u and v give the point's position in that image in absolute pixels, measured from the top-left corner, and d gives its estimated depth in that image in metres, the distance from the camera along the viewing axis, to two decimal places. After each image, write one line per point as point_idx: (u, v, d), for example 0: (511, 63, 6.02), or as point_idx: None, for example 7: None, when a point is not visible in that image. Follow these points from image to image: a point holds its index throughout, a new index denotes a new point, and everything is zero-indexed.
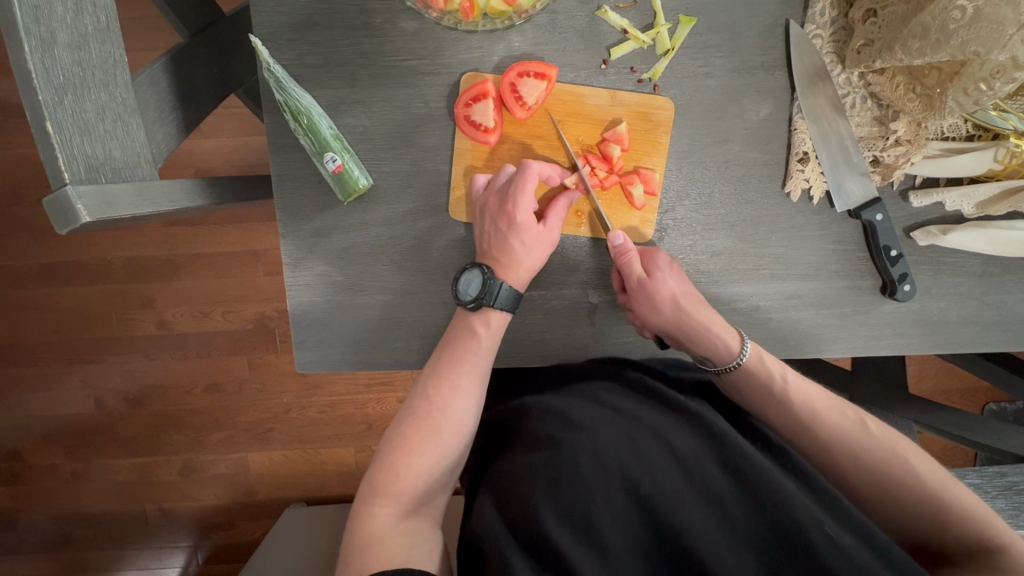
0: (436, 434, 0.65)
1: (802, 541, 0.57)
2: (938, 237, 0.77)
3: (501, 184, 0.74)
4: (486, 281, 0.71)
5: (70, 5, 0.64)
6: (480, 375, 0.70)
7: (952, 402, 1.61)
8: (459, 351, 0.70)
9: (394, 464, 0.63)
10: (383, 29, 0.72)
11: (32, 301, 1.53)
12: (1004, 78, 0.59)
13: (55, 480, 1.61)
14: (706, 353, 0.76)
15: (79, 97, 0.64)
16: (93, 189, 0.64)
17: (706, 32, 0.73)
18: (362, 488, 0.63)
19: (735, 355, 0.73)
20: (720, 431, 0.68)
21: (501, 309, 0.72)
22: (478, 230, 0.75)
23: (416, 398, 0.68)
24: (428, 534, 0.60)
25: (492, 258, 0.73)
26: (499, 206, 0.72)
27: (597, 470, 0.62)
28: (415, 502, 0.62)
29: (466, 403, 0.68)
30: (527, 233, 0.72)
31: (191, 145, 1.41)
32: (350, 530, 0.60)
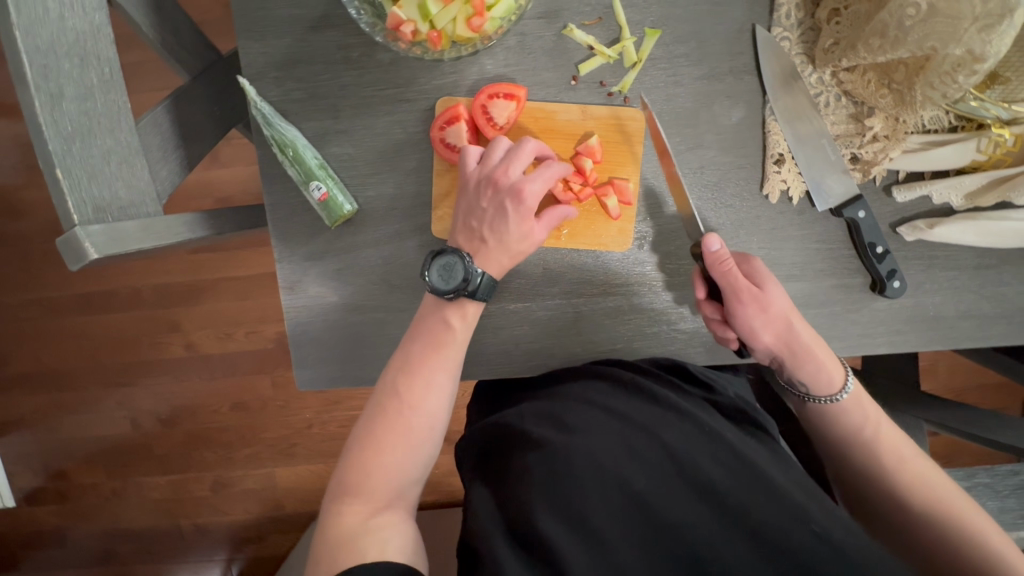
0: (406, 432, 0.66)
1: (793, 539, 0.56)
2: (924, 231, 0.75)
3: (496, 158, 0.72)
4: (467, 268, 0.70)
5: (75, 61, 0.69)
6: (448, 367, 0.70)
7: (989, 397, 1.54)
8: (430, 343, 0.70)
9: (362, 464, 0.64)
10: (361, 61, 0.76)
11: (70, 330, 1.64)
12: (965, 71, 0.58)
13: (96, 498, 1.70)
14: (807, 377, 0.73)
15: (86, 144, 0.70)
16: (102, 228, 0.69)
17: (673, 42, 0.75)
18: (330, 488, 0.64)
19: (836, 392, 0.71)
20: (712, 429, 0.69)
21: (477, 299, 0.71)
22: (465, 207, 0.72)
23: (382, 395, 0.68)
24: (399, 528, 0.62)
25: (476, 241, 0.72)
26: (504, 184, 0.70)
27: (590, 468, 0.63)
28: (386, 499, 0.63)
29: (435, 397, 0.68)
30: (525, 222, 0.71)
31: (211, 176, 1.49)
32: (320, 531, 0.62)
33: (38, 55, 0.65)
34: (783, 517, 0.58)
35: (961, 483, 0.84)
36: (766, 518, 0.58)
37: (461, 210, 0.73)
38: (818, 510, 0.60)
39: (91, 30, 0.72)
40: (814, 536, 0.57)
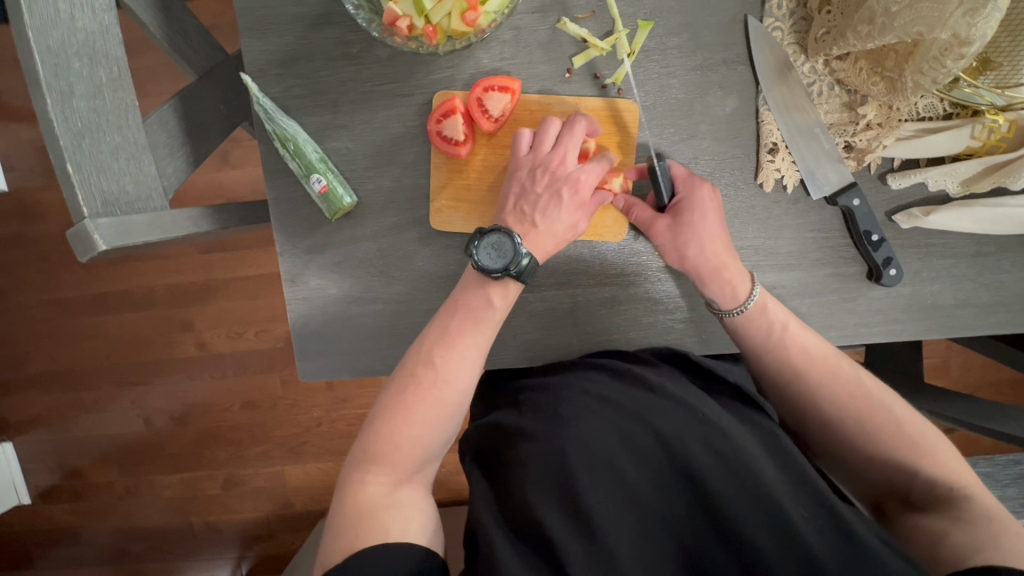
0: (438, 404, 0.66)
1: (786, 524, 0.57)
2: (920, 219, 0.76)
3: (550, 144, 0.74)
4: (517, 249, 0.70)
5: (85, 60, 0.72)
6: (482, 344, 0.71)
7: (1004, 395, 1.52)
8: (468, 318, 0.70)
9: (392, 434, 0.64)
10: (360, 57, 0.78)
11: (85, 329, 1.67)
12: (953, 55, 0.58)
13: (110, 495, 1.73)
14: (712, 297, 0.75)
15: (96, 140, 0.72)
16: (110, 221, 0.71)
17: (665, 34, 0.76)
18: (353, 455, 0.65)
19: (741, 302, 0.73)
20: (707, 415, 0.67)
21: (520, 280, 0.71)
22: (516, 189, 0.74)
23: (417, 364, 0.68)
24: (418, 503, 0.63)
25: (524, 222, 0.72)
26: (560, 171, 0.73)
27: (584, 457, 0.62)
28: (407, 472, 0.64)
29: (468, 373, 0.69)
30: (577, 210, 0.73)
31: (221, 177, 1.52)
32: (341, 497, 0.63)
33: (49, 55, 0.68)
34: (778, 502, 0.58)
35: None
36: (759, 503, 0.58)
37: (514, 192, 0.74)
38: (810, 500, 0.60)
39: (101, 29, 0.74)
40: (806, 523, 0.58)
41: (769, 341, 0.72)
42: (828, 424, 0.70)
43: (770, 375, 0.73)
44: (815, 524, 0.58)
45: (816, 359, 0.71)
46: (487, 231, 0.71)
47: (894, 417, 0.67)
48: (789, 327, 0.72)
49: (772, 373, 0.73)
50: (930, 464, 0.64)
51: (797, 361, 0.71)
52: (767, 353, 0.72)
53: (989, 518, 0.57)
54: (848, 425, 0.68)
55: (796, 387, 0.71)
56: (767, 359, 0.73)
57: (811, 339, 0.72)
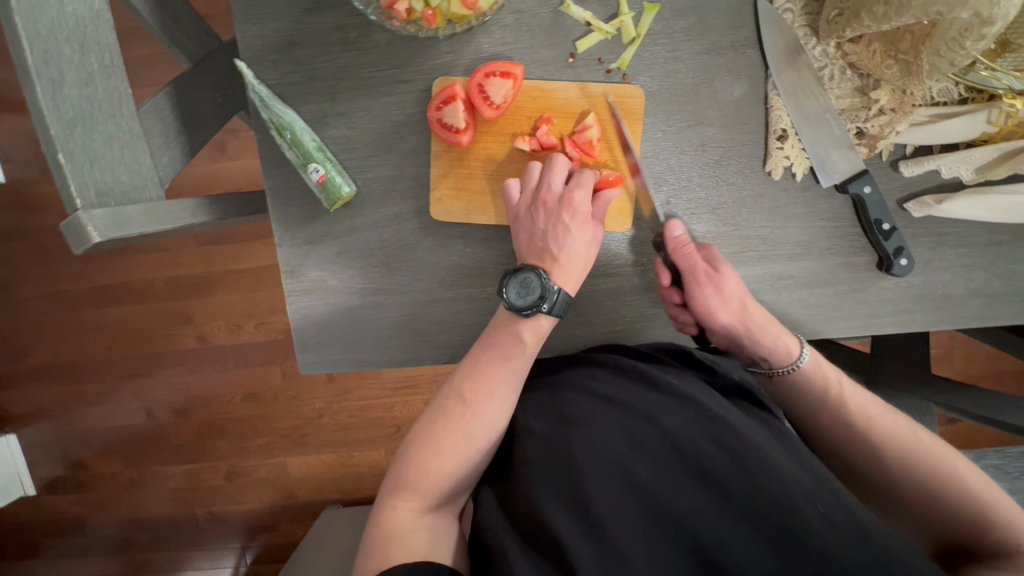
0: (467, 437, 0.66)
1: (801, 519, 0.55)
2: (933, 207, 0.74)
3: (535, 179, 0.75)
4: (540, 282, 0.71)
5: (76, 46, 0.70)
6: (515, 380, 0.69)
7: (1008, 384, 1.51)
8: (501, 353, 0.70)
9: (421, 462, 0.64)
10: (358, 43, 0.76)
11: (85, 322, 1.67)
12: (973, 35, 0.58)
13: (114, 487, 1.74)
14: (763, 354, 0.74)
15: (89, 129, 0.70)
16: (104, 212, 0.70)
17: (672, 17, 0.74)
18: (386, 480, 0.65)
19: (795, 359, 0.72)
20: (714, 412, 0.66)
21: (552, 313, 0.71)
22: (525, 234, 0.75)
23: (448, 397, 0.68)
24: (446, 530, 0.63)
25: (547, 259, 0.74)
26: (551, 201, 0.74)
27: (593, 461, 0.61)
28: (437, 499, 0.64)
29: (499, 408, 0.67)
30: (585, 227, 0.74)
31: (220, 168, 1.50)
32: (371, 521, 0.63)
33: (39, 41, 0.65)
34: (793, 497, 0.56)
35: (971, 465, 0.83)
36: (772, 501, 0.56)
37: (529, 238, 0.74)
38: (830, 494, 0.58)
39: (91, 14, 0.72)
40: (822, 517, 0.55)
41: (829, 397, 0.70)
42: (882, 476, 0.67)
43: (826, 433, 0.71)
44: (832, 522, 0.55)
45: (875, 418, 0.68)
46: (510, 272, 0.72)
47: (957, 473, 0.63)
48: (844, 384, 0.71)
49: (829, 429, 0.71)
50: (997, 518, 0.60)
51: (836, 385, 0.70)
52: (822, 405, 0.71)
53: None
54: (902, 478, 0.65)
55: (851, 441, 0.69)
56: (822, 411, 0.71)
57: (868, 398, 0.70)
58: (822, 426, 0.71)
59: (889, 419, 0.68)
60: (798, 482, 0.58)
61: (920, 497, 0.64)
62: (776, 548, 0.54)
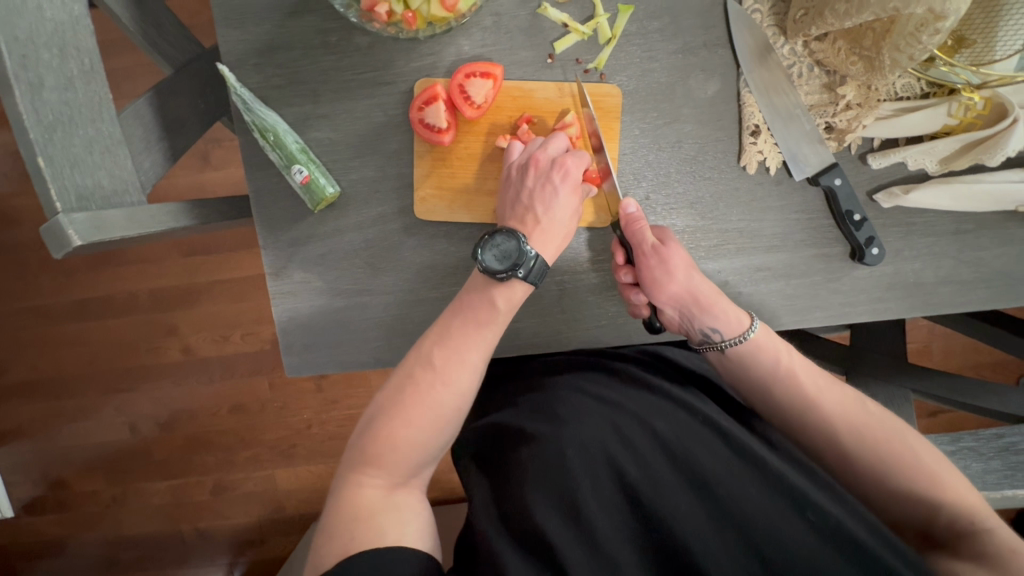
0: (437, 408, 0.65)
1: (784, 530, 0.57)
2: (901, 197, 0.76)
3: (535, 144, 0.76)
4: (520, 247, 0.71)
5: (55, 51, 0.70)
6: (484, 348, 0.70)
7: (985, 376, 1.54)
8: (471, 322, 0.70)
9: (389, 436, 0.63)
10: (340, 46, 0.77)
11: (66, 336, 1.64)
12: (928, 30, 0.60)
13: (97, 504, 1.70)
14: (712, 325, 0.73)
15: (68, 133, 0.70)
16: (85, 216, 0.69)
17: (647, 18, 0.76)
18: (350, 456, 0.63)
19: (744, 331, 0.72)
20: (706, 419, 0.68)
21: (527, 281, 0.71)
22: (512, 193, 0.75)
23: (415, 365, 0.68)
24: (416, 506, 0.62)
25: (528, 222, 0.74)
26: (544, 164, 0.74)
27: (584, 459, 0.62)
28: (405, 474, 0.63)
29: (468, 377, 0.68)
30: (572, 195, 0.75)
31: (204, 178, 1.50)
32: (335, 499, 0.61)
33: (17, 46, 0.65)
34: (777, 509, 0.59)
35: (947, 448, 0.85)
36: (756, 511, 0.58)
37: (516, 196, 0.75)
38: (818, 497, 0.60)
39: (71, 21, 0.73)
40: (808, 526, 0.57)
41: (777, 368, 0.71)
42: (839, 456, 0.67)
43: (780, 417, 0.71)
44: (819, 531, 0.57)
45: (823, 390, 0.69)
46: (492, 233, 0.72)
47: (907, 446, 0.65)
48: (790, 355, 0.72)
49: (780, 403, 0.71)
50: (949, 495, 0.61)
51: (786, 354, 0.71)
52: (775, 379, 0.71)
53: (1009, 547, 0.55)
54: (855, 447, 0.66)
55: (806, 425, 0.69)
56: (776, 391, 0.71)
57: (817, 374, 0.71)
58: (774, 401, 0.71)
59: (839, 393, 0.69)
60: (785, 489, 0.60)
61: (877, 474, 0.65)
62: (758, 553, 0.56)
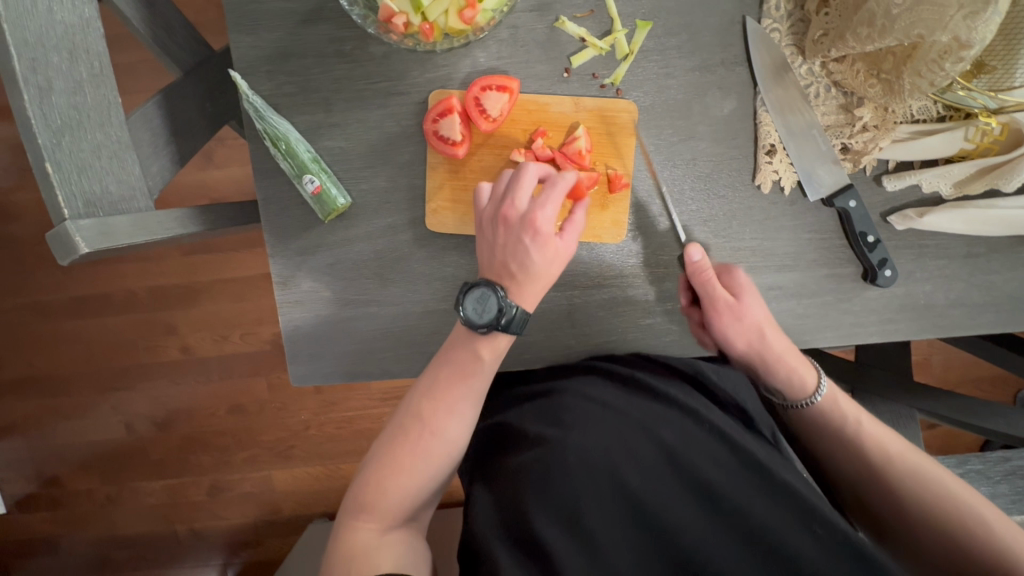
0: (427, 456, 0.64)
1: (792, 543, 0.56)
2: (914, 220, 0.76)
3: (504, 189, 0.72)
4: (496, 300, 0.67)
5: (65, 55, 0.68)
6: (473, 397, 0.67)
7: (982, 391, 1.55)
8: (458, 372, 0.68)
9: (379, 482, 0.63)
10: (354, 55, 0.76)
11: (62, 334, 1.62)
12: (952, 58, 0.60)
13: (90, 504, 1.68)
14: (778, 385, 0.75)
15: (77, 138, 0.68)
16: (94, 223, 0.68)
17: (664, 34, 0.76)
18: (345, 502, 0.64)
19: (811, 394, 0.73)
20: (714, 427, 0.68)
21: (510, 332, 0.68)
22: (486, 245, 0.72)
23: (407, 413, 0.66)
24: (408, 547, 0.62)
25: (505, 276, 0.70)
26: (516, 217, 0.69)
27: (586, 467, 0.61)
28: (397, 518, 0.63)
29: (457, 426, 0.66)
30: (547, 251, 0.69)
31: (205, 177, 1.48)
32: (332, 541, 0.62)
33: (26, 48, 0.63)
34: (783, 520, 0.58)
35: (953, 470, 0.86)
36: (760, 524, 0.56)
37: (492, 250, 0.71)
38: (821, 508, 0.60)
39: (81, 23, 0.71)
40: (815, 541, 0.56)
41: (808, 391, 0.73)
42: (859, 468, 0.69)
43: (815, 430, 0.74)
44: (829, 548, 0.56)
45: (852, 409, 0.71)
46: (466, 288, 0.68)
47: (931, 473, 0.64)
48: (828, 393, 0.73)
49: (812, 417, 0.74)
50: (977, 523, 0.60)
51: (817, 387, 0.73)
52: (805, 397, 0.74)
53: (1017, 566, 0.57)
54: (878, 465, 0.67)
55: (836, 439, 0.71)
56: (807, 408, 0.74)
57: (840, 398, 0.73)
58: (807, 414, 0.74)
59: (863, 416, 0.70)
60: (788, 503, 0.59)
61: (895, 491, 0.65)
62: (761, 562, 0.56)
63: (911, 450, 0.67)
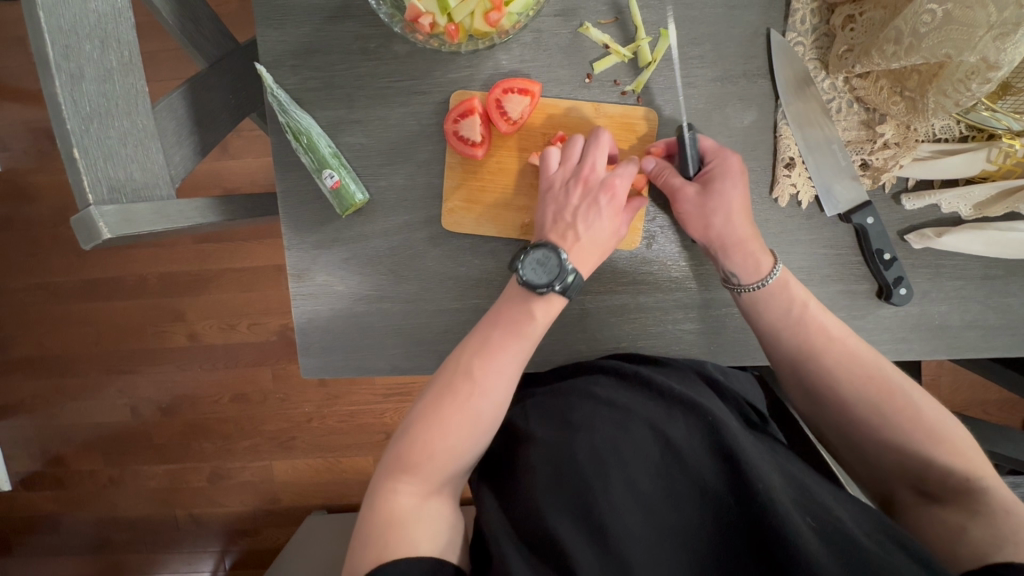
0: (474, 417, 0.65)
1: (791, 526, 0.54)
2: (932, 239, 0.76)
3: (575, 156, 0.74)
4: (563, 260, 0.70)
5: (97, 43, 0.69)
6: (522, 357, 0.69)
7: (992, 415, 1.53)
8: (510, 330, 0.69)
9: (426, 442, 0.63)
10: (378, 53, 0.77)
11: (75, 316, 1.64)
12: (979, 79, 0.60)
13: (93, 485, 1.70)
14: (730, 270, 0.73)
15: (104, 125, 0.70)
16: (116, 208, 0.69)
17: (688, 44, 0.76)
18: (385, 462, 0.63)
19: (763, 277, 0.71)
20: (715, 417, 0.66)
21: (565, 295, 0.70)
22: (551, 208, 0.73)
23: (455, 374, 0.67)
24: (446, 516, 0.62)
25: (568, 238, 0.72)
26: (592, 181, 0.73)
27: (595, 463, 0.62)
28: (439, 482, 0.63)
29: (505, 386, 0.67)
30: (616, 216, 0.73)
31: (221, 167, 1.50)
32: (369, 506, 0.61)
33: (61, 36, 0.65)
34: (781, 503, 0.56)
35: None
36: (772, 509, 0.55)
37: (557, 211, 0.73)
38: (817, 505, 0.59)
39: (113, 11, 0.71)
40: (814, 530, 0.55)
41: (789, 316, 0.70)
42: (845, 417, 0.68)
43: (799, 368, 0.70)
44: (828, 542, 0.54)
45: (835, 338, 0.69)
46: (534, 246, 0.70)
47: (913, 404, 0.65)
48: (809, 306, 0.71)
49: (789, 348, 0.71)
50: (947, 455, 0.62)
51: (799, 305, 0.70)
52: (787, 330, 0.70)
53: (1005, 510, 0.57)
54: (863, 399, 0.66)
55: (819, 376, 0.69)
56: (784, 336, 0.71)
57: (831, 322, 0.70)
58: (781, 343, 0.71)
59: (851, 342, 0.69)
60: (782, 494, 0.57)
61: (879, 416, 0.65)
62: (763, 552, 0.55)
63: (893, 373, 0.67)
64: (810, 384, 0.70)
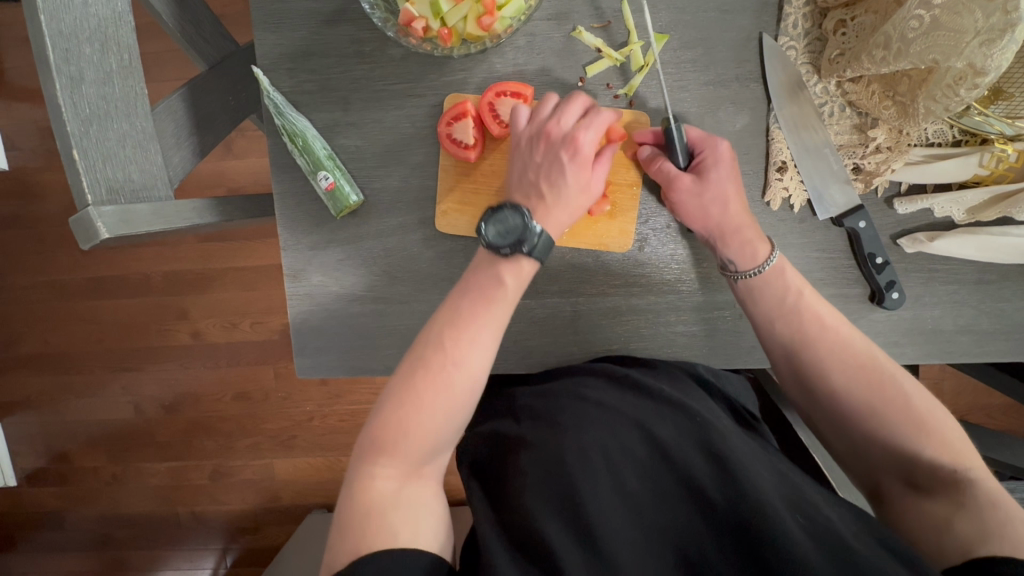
0: (449, 389, 0.61)
1: (780, 525, 0.55)
2: (924, 244, 0.76)
3: (545, 113, 0.73)
4: (524, 218, 0.68)
5: (96, 46, 0.70)
6: (497, 324, 0.65)
7: (994, 420, 1.52)
8: (484, 298, 0.66)
9: (400, 421, 0.60)
10: (373, 56, 0.78)
11: (79, 314, 1.66)
12: (966, 84, 0.59)
13: (96, 481, 1.72)
14: (730, 258, 0.74)
15: (104, 128, 0.70)
16: (115, 209, 0.70)
17: (680, 48, 0.76)
18: (360, 445, 0.60)
19: (760, 263, 0.72)
20: (703, 422, 0.67)
21: (532, 256, 0.68)
22: (517, 165, 0.73)
23: (427, 346, 0.63)
24: (428, 501, 0.59)
25: (533, 198, 0.71)
26: (557, 137, 0.71)
27: (583, 460, 0.62)
28: (418, 463, 0.60)
29: (480, 355, 0.64)
30: (583, 173, 0.71)
31: (224, 167, 1.51)
32: (348, 493, 0.58)
33: (61, 39, 0.65)
34: (769, 502, 0.57)
35: None
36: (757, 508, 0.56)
37: (524, 169, 0.73)
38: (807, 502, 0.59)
39: (113, 16, 0.73)
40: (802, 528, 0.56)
41: (784, 303, 0.71)
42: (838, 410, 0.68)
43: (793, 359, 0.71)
44: (816, 540, 0.55)
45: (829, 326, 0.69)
46: (495, 207, 0.69)
47: (904, 391, 0.64)
48: (804, 294, 0.71)
49: (781, 338, 0.71)
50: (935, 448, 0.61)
51: (794, 292, 0.70)
52: (781, 318, 0.71)
53: (993, 502, 0.56)
54: (855, 392, 0.66)
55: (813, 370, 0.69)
56: (779, 324, 0.71)
57: (826, 311, 0.70)
58: (776, 334, 0.72)
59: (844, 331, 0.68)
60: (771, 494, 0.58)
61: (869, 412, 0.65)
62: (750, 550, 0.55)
63: (883, 366, 0.67)
64: (804, 377, 0.70)
